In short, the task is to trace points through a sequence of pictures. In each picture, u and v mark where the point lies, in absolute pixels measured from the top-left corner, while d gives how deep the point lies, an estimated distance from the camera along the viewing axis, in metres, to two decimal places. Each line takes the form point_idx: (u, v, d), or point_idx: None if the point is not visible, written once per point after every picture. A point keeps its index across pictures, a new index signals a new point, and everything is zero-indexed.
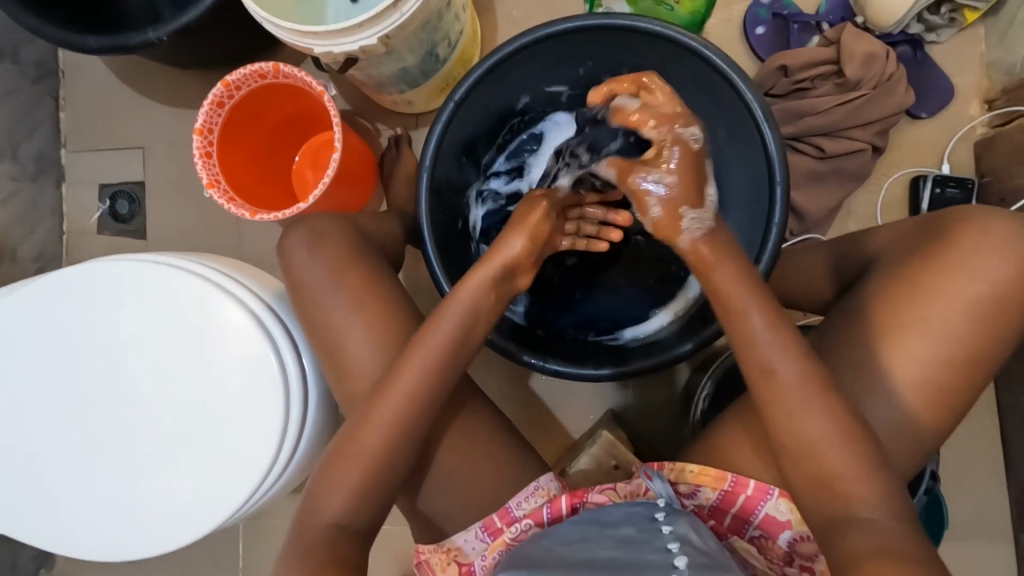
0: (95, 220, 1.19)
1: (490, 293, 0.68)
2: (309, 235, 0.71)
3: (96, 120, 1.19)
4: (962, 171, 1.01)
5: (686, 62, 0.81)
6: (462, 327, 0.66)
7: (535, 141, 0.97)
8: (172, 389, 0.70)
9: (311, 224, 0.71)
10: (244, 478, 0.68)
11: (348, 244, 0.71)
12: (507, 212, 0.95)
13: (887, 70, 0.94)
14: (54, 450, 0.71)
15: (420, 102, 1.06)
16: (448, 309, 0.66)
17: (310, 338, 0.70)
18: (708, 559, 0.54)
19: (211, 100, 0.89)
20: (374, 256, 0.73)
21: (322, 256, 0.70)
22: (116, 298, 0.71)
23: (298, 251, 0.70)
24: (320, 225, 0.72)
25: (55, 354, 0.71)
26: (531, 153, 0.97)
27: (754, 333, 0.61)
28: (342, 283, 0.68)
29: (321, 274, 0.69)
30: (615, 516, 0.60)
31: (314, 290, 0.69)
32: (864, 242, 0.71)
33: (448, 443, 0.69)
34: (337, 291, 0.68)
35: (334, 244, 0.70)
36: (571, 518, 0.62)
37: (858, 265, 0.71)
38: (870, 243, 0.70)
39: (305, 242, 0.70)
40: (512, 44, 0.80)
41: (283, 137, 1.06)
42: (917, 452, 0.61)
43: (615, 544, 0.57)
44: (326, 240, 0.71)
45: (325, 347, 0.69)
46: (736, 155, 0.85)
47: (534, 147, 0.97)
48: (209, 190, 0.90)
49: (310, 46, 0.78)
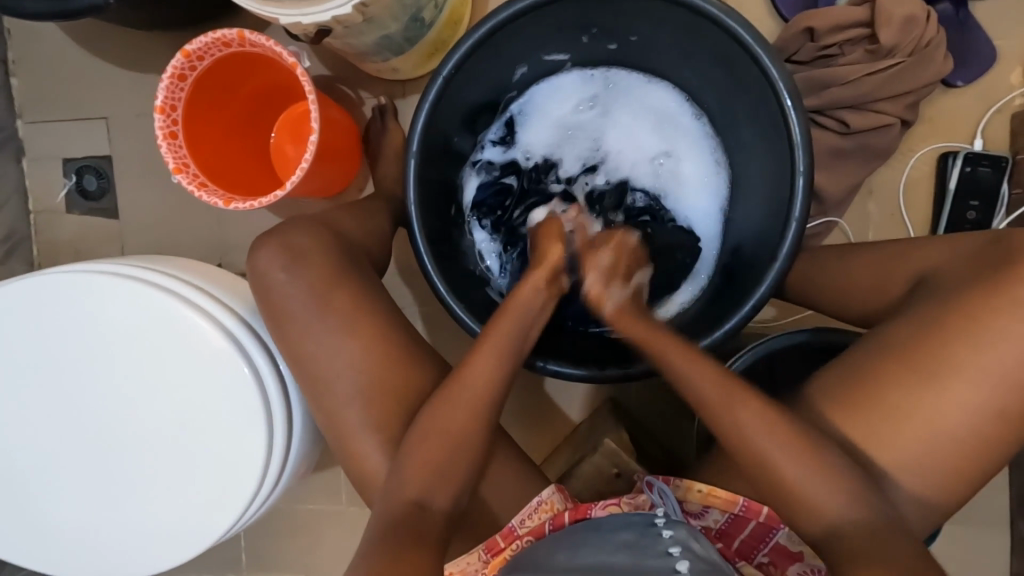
0: (62, 198, 1.10)
1: (543, 302, 0.69)
2: (284, 255, 0.66)
3: (52, 86, 1.08)
4: (995, 148, 0.93)
5: (704, 31, 0.71)
6: (496, 375, 0.64)
7: (531, 104, 0.86)
8: (151, 407, 0.67)
9: (287, 239, 0.67)
10: (231, 500, 0.66)
11: (331, 257, 0.68)
12: (502, 184, 0.86)
13: (927, 35, 0.84)
14: (35, 470, 0.69)
15: (407, 69, 0.95)
16: (506, 316, 0.67)
17: (290, 362, 0.67)
18: (710, 566, 0.51)
19: (171, 73, 0.79)
20: (357, 274, 0.69)
21: (299, 278, 0.66)
22: (80, 313, 0.66)
23: (273, 274, 0.66)
24: (299, 239, 0.68)
25: (25, 371, 0.68)
26: (525, 119, 0.87)
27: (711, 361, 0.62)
28: (323, 308, 0.66)
29: (301, 295, 0.66)
30: (616, 522, 0.56)
31: (295, 314, 0.66)
32: (905, 260, 0.69)
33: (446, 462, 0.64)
34: (319, 315, 0.65)
35: (317, 262, 0.67)
36: (574, 527, 0.57)
37: (900, 287, 0.69)
38: (913, 263, 0.68)
39: (281, 259, 0.66)
40: (506, 9, 0.70)
41: (254, 113, 0.96)
42: (933, 470, 0.58)
43: (615, 548, 0.52)
44: (307, 258, 0.67)
45: (307, 368, 0.66)
46: (757, 136, 0.76)
47: (530, 111, 0.87)
48: (177, 175, 0.81)
49: (275, 16, 0.68)
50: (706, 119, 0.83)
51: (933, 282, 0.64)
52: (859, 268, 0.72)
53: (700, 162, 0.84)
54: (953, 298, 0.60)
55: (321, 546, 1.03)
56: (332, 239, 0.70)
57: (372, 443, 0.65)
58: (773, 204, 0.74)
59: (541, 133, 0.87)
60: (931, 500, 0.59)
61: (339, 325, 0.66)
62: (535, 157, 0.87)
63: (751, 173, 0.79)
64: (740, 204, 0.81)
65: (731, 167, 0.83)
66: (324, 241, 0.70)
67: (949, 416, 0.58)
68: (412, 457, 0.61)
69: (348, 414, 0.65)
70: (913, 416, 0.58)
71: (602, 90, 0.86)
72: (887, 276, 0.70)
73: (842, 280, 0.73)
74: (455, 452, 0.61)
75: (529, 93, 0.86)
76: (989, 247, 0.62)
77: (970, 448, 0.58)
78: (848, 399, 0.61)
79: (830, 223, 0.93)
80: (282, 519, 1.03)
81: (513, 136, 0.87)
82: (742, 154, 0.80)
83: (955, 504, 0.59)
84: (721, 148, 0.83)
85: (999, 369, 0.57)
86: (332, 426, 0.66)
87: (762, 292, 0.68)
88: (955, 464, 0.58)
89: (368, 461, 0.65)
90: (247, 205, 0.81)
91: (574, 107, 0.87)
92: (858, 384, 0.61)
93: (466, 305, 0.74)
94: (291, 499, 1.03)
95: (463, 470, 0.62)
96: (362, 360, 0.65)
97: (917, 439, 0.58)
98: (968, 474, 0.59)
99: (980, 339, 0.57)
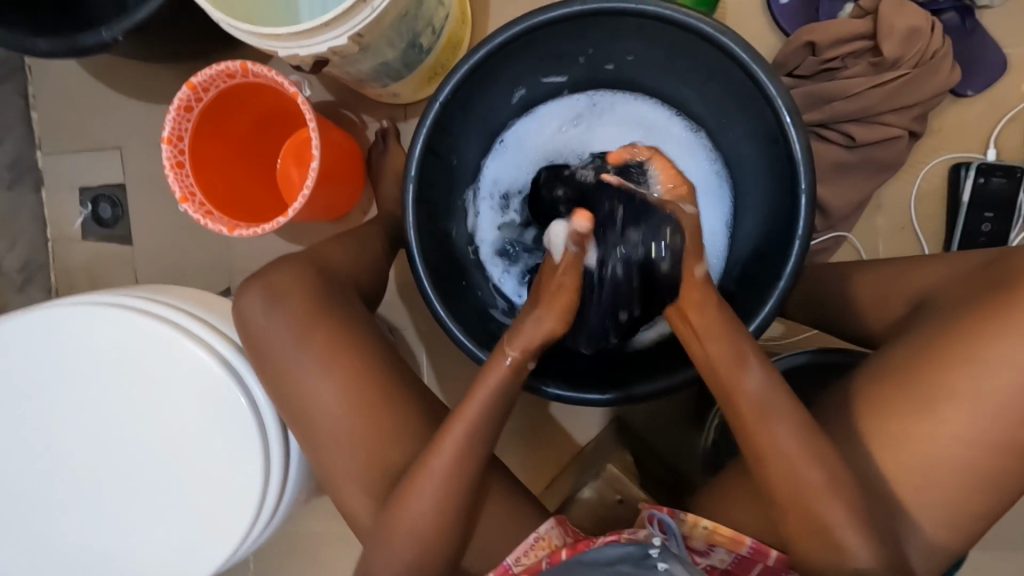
0: (79, 226, 1.13)
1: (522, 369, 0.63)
2: (264, 295, 0.67)
3: (69, 118, 1.12)
4: (1009, 158, 0.90)
5: (697, 48, 0.71)
6: (495, 403, 0.62)
7: (519, 135, 0.86)
8: (153, 437, 0.68)
9: (268, 281, 0.68)
10: (230, 530, 0.67)
11: (311, 293, 0.68)
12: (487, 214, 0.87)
13: (931, 46, 0.83)
14: (42, 501, 0.70)
15: (407, 93, 0.96)
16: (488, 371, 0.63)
17: (276, 403, 0.67)
18: None
19: (177, 105, 0.81)
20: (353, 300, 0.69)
21: (281, 315, 0.66)
22: (84, 342, 0.68)
23: (254, 319, 0.66)
24: (279, 279, 0.68)
25: (30, 400, 0.69)
26: (513, 151, 0.87)
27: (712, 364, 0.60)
28: (307, 347, 0.66)
29: (283, 332, 0.66)
30: (611, 553, 0.53)
31: (280, 353, 0.66)
32: (908, 279, 0.67)
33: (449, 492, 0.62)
34: (303, 354, 0.66)
35: (296, 300, 0.67)
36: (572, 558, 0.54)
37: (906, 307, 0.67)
38: (915, 282, 0.66)
39: (260, 303, 0.66)
40: (501, 33, 0.70)
41: (260, 140, 0.98)
42: (947, 499, 0.56)
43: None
44: (287, 295, 0.67)
45: (292, 408, 0.66)
46: (757, 150, 0.75)
47: (518, 142, 0.87)
48: (184, 204, 0.83)
49: (273, 48, 0.70)
50: (704, 133, 0.82)
51: (935, 301, 0.62)
52: (864, 285, 0.70)
53: (700, 174, 0.83)
54: (956, 316, 0.58)
55: (326, 568, 1.02)
56: (314, 274, 0.70)
57: (371, 469, 0.65)
58: (775, 219, 0.73)
59: (533, 161, 0.87)
60: (944, 529, 0.56)
61: (325, 363, 0.65)
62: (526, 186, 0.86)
63: (752, 188, 0.78)
64: (744, 217, 0.79)
65: (732, 180, 0.81)
66: (310, 275, 0.70)
67: (964, 441, 0.55)
68: (411, 486, 0.61)
69: (339, 441, 0.65)
70: (926, 440, 0.56)
71: (590, 115, 0.86)
72: (888, 295, 0.68)
73: (847, 302, 0.72)
74: (452, 482, 0.61)
75: (516, 125, 0.86)
76: (991, 265, 0.60)
77: (988, 475, 0.55)
78: (859, 424, 0.59)
79: (838, 238, 0.91)
80: (288, 540, 1.03)
81: (503, 166, 0.87)
82: (744, 168, 0.78)
83: (973, 532, 0.57)
84: (722, 162, 0.82)
85: (1015, 392, 0.54)
86: (324, 457, 0.66)
87: (766, 311, 0.66)
88: (971, 491, 0.56)
89: (367, 489, 0.65)
90: (250, 231, 0.82)
91: (562, 135, 0.86)
92: (866, 410, 0.59)
93: (466, 328, 0.74)
94: (297, 520, 1.02)
95: (463, 497, 0.62)
96: (358, 389, 0.65)
97: (932, 462, 0.56)
98: (987, 500, 0.56)
99: (990, 360, 0.55)
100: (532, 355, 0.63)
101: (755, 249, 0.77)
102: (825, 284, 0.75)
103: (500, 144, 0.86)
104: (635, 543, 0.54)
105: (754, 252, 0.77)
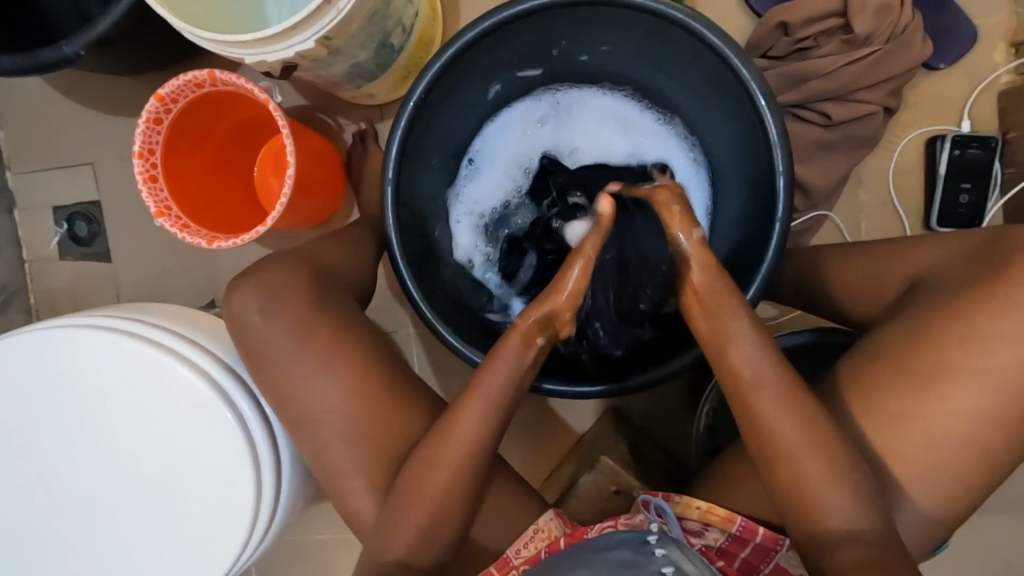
0: (56, 246, 1.10)
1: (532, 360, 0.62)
2: (260, 293, 0.66)
3: (38, 137, 1.09)
4: (984, 128, 0.91)
5: (670, 34, 0.71)
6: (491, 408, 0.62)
7: (484, 151, 0.86)
8: (140, 457, 0.67)
9: (264, 279, 0.67)
10: (224, 545, 0.67)
11: (307, 290, 0.67)
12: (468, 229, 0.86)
13: (902, 20, 0.83)
14: (31, 528, 0.69)
15: (382, 93, 0.95)
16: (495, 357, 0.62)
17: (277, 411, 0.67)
18: None
19: (146, 118, 0.80)
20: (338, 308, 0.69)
21: (279, 315, 0.66)
22: (64, 367, 0.67)
23: (250, 317, 0.66)
24: (269, 278, 0.68)
25: (15, 430, 0.68)
26: (480, 168, 0.86)
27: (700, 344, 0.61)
28: (308, 345, 0.65)
29: (282, 334, 0.65)
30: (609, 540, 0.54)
31: (278, 355, 0.65)
32: (901, 261, 0.68)
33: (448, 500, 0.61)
34: (305, 353, 0.65)
35: (294, 298, 0.66)
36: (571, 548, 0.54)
37: (897, 288, 0.67)
38: (907, 264, 0.67)
39: (258, 300, 0.66)
40: (471, 30, 0.69)
41: (234, 148, 0.97)
42: (936, 469, 0.57)
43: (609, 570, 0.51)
44: (282, 294, 0.66)
45: (294, 418, 0.66)
46: (735, 132, 0.74)
47: (482, 158, 0.86)
48: (160, 219, 0.81)
49: (239, 56, 0.68)
50: (678, 119, 0.82)
51: (925, 283, 0.63)
52: (855, 268, 0.71)
53: (678, 162, 0.82)
54: (942, 296, 0.59)
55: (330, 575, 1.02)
56: (310, 273, 0.70)
57: (364, 474, 0.64)
58: (756, 205, 0.73)
59: (504, 175, 0.86)
60: (934, 500, 0.57)
61: (321, 365, 0.65)
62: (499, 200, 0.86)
63: (732, 170, 0.78)
64: (726, 204, 0.79)
65: (711, 164, 0.81)
66: (304, 274, 0.69)
67: (950, 410, 0.56)
68: (405, 493, 0.61)
69: (333, 449, 0.65)
70: (913, 414, 0.57)
71: (555, 120, 0.86)
72: (883, 275, 0.68)
73: (838, 283, 0.72)
74: (447, 486, 0.60)
75: (481, 141, 0.86)
76: (994, 240, 0.60)
77: (975, 442, 0.56)
78: (849, 402, 0.60)
79: (820, 217, 0.91)
80: (290, 550, 1.03)
81: (472, 182, 0.86)
82: (722, 151, 0.78)
83: (962, 500, 0.58)
84: (700, 147, 0.82)
85: (995, 361, 0.56)
86: (319, 465, 0.66)
87: (751, 296, 0.66)
88: (959, 460, 0.57)
89: (364, 491, 0.64)
90: (229, 243, 0.81)
91: (528, 144, 0.86)
92: (855, 386, 0.60)
93: (455, 329, 0.74)
94: (299, 529, 1.02)
95: (459, 498, 0.61)
96: (345, 397, 0.65)
97: (922, 436, 0.57)
98: (976, 469, 0.57)
99: (972, 331, 0.56)
100: (541, 329, 0.61)
101: (738, 232, 0.77)
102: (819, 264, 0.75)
103: (466, 164, 0.86)
104: (633, 530, 0.54)
105: (737, 235, 0.77)
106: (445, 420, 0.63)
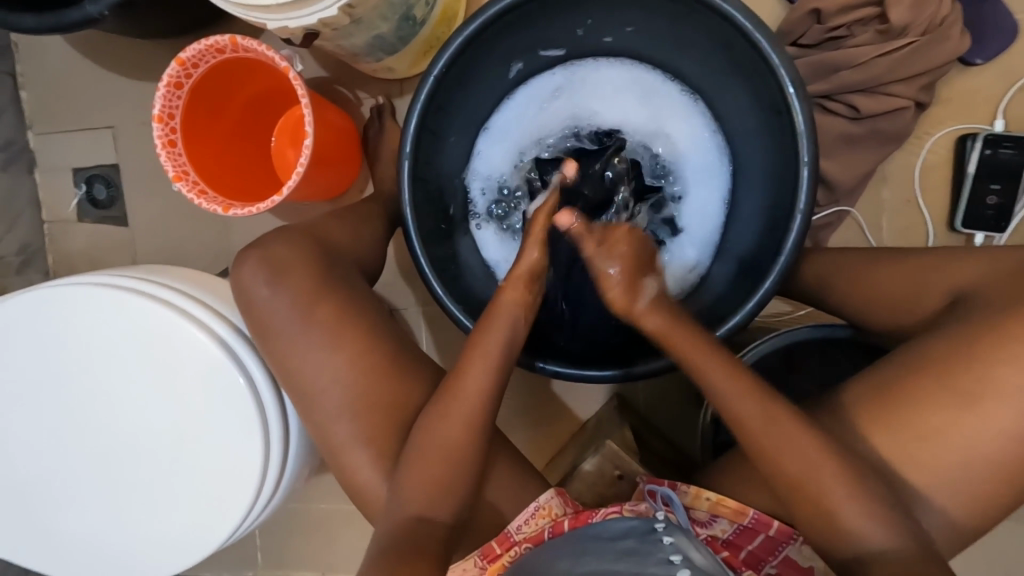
0: (75, 208, 1.12)
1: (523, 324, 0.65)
2: (268, 267, 0.66)
3: (60, 97, 1.10)
4: (1018, 127, 0.88)
5: (699, 17, 0.69)
6: (489, 385, 0.62)
7: (500, 125, 0.85)
8: (152, 415, 0.68)
9: (268, 253, 0.67)
10: (232, 504, 0.68)
11: (312, 265, 0.68)
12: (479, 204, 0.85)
13: (941, 12, 0.80)
14: (47, 479, 0.70)
15: (402, 68, 0.94)
16: (494, 328, 0.64)
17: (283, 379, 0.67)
18: None
19: (167, 82, 0.79)
20: (348, 282, 0.69)
21: (286, 289, 0.66)
22: (80, 325, 0.68)
23: (257, 287, 0.66)
24: (281, 252, 0.68)
25: (31, 388, 0.69)
26: (495, 142, 0.85)
27: (699, 338, 0.60)
28: (312, 319, 0.66)
29: (289, 305, 0.66)
30: (616, 528, 0.54)
31: (284, 326, 0.66)
32: (940, 277, 0.66)
33: (453, 477, 0.61)
34: (311, 325, 0.65)
35: (298, 273, 0.67)
36: (577, 533, 0.54)
37: (935, 302, 0.66)
38: (947, 280, 0.65)
39: (263, 274, 0.66)
40: (497, 4, 0.68)
41: (252, 118, 0.97)
42: (947, 468, 0.56)
43: (615, 556, 0.52)
44: (289, 270, 0.67)
45: (298, 388, 0.66)
46: (761, 121, 0.73)
47: (497, 132, 0.85)
48: (178, 183, 0.81)
49: (262, 21, 0.67)
50: (700, 104, 0.81)
51: (970, 299, 0.62)
52: (893, 278, 0.69)
53: (695, 144, 0.82)
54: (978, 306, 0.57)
55: (333, 543, 1.04)
56: (314, 248, 0.70)
57: (370, 446, 0.65)
58: (777, 196, 0.71)
59: (517, 149, 0.85)
60: (943, 502, 0.57)
61: (327, 337, 0.65)
62: (512, 177, 0.85)
63: (753, 161, 0.76)
64: (743, 193, 0.78)
65: (731, 152, 0.80)
66: (311, 248, 0.70)
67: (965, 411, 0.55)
68: (410, 468, 0.61)
69: (338, 419, 0.65)
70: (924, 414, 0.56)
71: (573, 95, 0.84)
72: (919, 292, 0.67)
73: (873, 289, 0.70)
74: (452, 461, 0.61)
75: (499, 116, 0.84)
76: None
77: (989, 444, 0.55)
78: (868, 406, 0.59)
79: (842, 212, 0.90)
80: (296, 516, 1.04)
81: (486, 157, 0.85)
82: (744, 141, 0.77)
83: (971, 502, 0.57)
84: (722, 134, 0.80)
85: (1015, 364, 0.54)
86: (320, 432, 0.66)
87: (766, 288, 0.65)
88: (972, 461, 0.56)
89: (371, 461, 0.65)
90: (245, 211, 0.81)
91: (542, 117, 0.85)
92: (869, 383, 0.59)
93: (464, 305, 0.74)
94: (304, 496, 1.04)
95: (464, 472, 0.61)
96: (349, 371, 0.65)
97: (933, 435, 0.56)
98: (988, 471, 0.56)
99: None
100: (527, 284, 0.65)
101: (756, 223, 0.75)
102: (843, 264, 0.74)
103: (482, 139, 0.85)
104: (640, 518, 0.55)
105: (755, 226, 0.75)
106: (438, 395, 0.63)
